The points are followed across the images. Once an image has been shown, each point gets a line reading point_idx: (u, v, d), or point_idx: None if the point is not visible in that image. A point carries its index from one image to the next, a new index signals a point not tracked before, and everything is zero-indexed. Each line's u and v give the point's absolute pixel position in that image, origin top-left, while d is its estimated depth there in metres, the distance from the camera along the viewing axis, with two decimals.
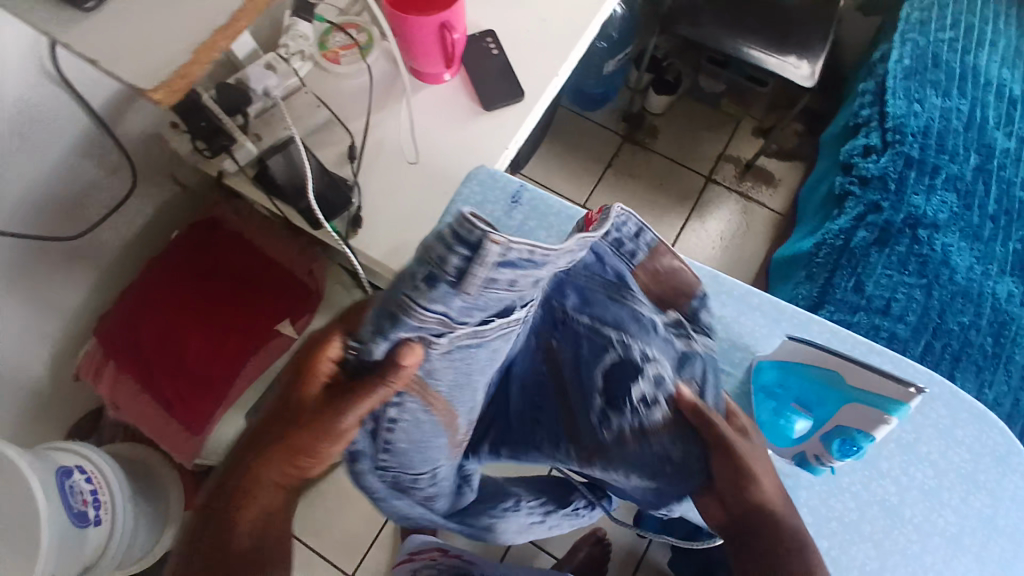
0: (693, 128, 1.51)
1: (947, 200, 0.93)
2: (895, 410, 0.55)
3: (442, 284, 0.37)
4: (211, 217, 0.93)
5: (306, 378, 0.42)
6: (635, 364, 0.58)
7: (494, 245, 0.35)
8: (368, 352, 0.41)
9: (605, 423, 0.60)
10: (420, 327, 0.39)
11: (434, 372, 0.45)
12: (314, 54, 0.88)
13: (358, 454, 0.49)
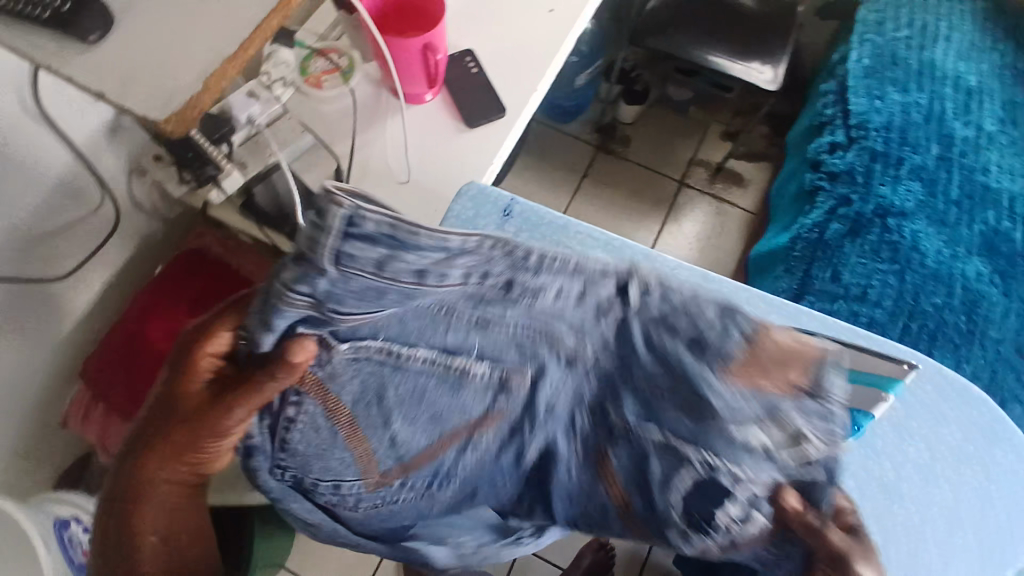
0: (663, 135, 1.55)
1: (912, 189, 0.99)
2: (893, 387, 0.61)
3: (310, 265, 0.33)
4: (196, 248, 0.93)
5: (187, 377, 0.43)
6: (723, 486, 0.46)
7: (342, 212, 0.31)
8: (255, 344, 0.38)
9: (687, 542, 0.50)
10: (299, 315, 0.36)
11: (338, 375, 0.44)
12: (295, 79, 0.89)
13: (258, 460, 0.47)
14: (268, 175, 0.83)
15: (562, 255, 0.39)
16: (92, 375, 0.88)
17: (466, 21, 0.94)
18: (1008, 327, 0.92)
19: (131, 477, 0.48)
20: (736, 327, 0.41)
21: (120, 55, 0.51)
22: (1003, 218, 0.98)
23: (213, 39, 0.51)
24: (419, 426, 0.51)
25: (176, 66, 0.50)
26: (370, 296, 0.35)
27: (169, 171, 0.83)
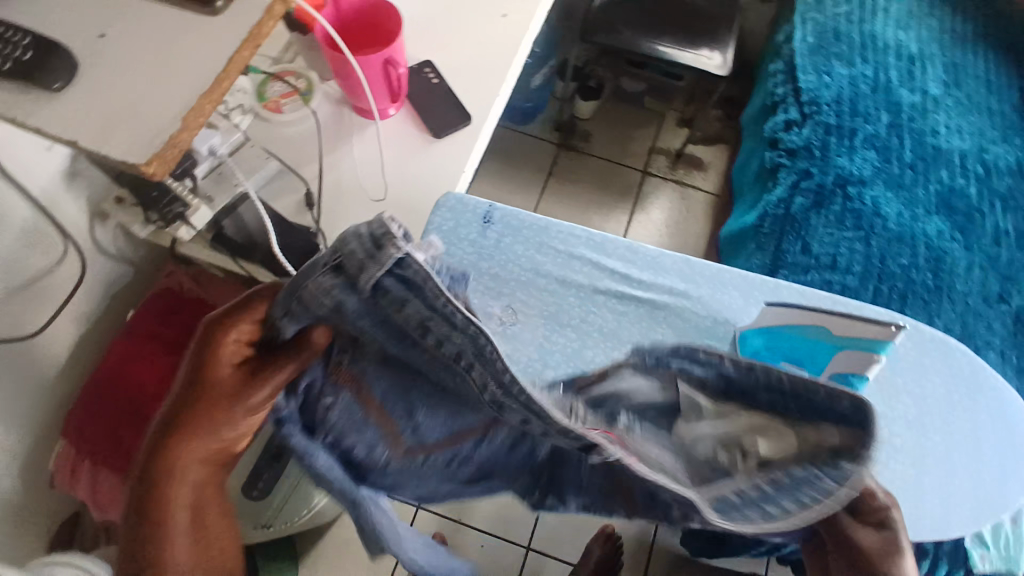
0: (622, 127, 1.58)
1: (868, 157, 1.04)
2: (882, 348, 0.64)
3: (345, 282, 0.37)
4: (169, 288, 0.90)
5: (218, 346, 0.41)
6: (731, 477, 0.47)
7: (397, 250, 0.35)
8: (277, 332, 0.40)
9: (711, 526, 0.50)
10: (317, 317, 0.39)
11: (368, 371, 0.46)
12: (253, 106, 0.87)
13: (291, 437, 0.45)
14: (235, 208, 0.81)
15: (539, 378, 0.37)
16: (75, 432, 0.84)
17: (421, 32, 0.94)
18: (973, 279, 0.97)
19: (155, 462, 0.40)
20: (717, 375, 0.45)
21: (90, 101, 0.50)
22: (956, 177, 1.04)
23: (182, 76, 0.51)
24: (436, 420, 0.49)
25: (149, 106, 0.50)
26: (381, 322, 0.39)
27: (136, 212, 0.82)
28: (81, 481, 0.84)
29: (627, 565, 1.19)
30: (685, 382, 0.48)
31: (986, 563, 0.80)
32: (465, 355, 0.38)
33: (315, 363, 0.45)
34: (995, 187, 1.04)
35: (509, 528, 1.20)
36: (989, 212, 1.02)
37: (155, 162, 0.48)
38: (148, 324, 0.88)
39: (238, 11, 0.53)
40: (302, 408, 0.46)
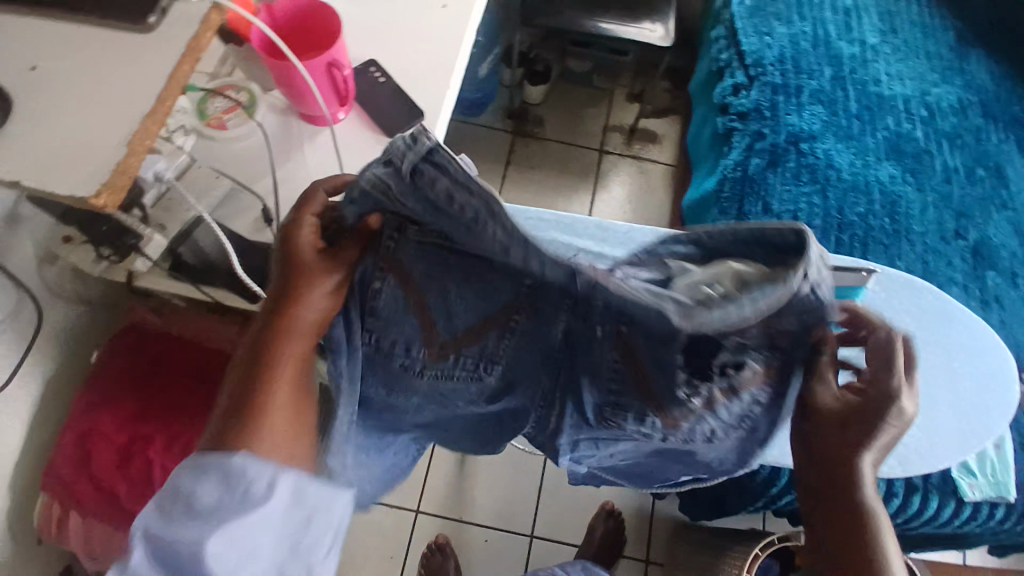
0: (574, 108, 1.58)
1: (816, 112, 1.06)
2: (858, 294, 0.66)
3: (377, 169, 0.42)
4: (132, 325, 0.88)
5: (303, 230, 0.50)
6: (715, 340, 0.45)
7: (426, 134, 0.39)
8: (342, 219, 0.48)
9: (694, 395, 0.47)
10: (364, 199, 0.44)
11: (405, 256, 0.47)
12: (195, 125, 0.84)
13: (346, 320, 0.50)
14: (190, 232, 0.78)
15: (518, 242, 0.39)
16: (56, 485, 0.81)
17: (363, 32, 0.92)
18: (928, 218, 1.01)
19: (266, 331, 0.49)
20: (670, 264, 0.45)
21: (24, 137, 0.47)
22: (902, 122, 1.07)
23: (118, 102, 0.48)
24: (466, 306, 0.48)
25: (91, 136, 0.47)
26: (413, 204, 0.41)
27: (85, 249, 0.77)
28: (74, 534, 0.81)
29: (631, 538, 1.20)
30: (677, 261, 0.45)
31: (976, 491, 0.84)
32: (476, 224, 0.40)
33: (366, 260, 0.49)
34: (939, 128, 1.08)
35: (511, 518, 1.20)
36: (937, 152, 1.06)
37: (104, 194, 0.46)
38: (118, 366, 0.85)
39: (172, 26, 0.51)
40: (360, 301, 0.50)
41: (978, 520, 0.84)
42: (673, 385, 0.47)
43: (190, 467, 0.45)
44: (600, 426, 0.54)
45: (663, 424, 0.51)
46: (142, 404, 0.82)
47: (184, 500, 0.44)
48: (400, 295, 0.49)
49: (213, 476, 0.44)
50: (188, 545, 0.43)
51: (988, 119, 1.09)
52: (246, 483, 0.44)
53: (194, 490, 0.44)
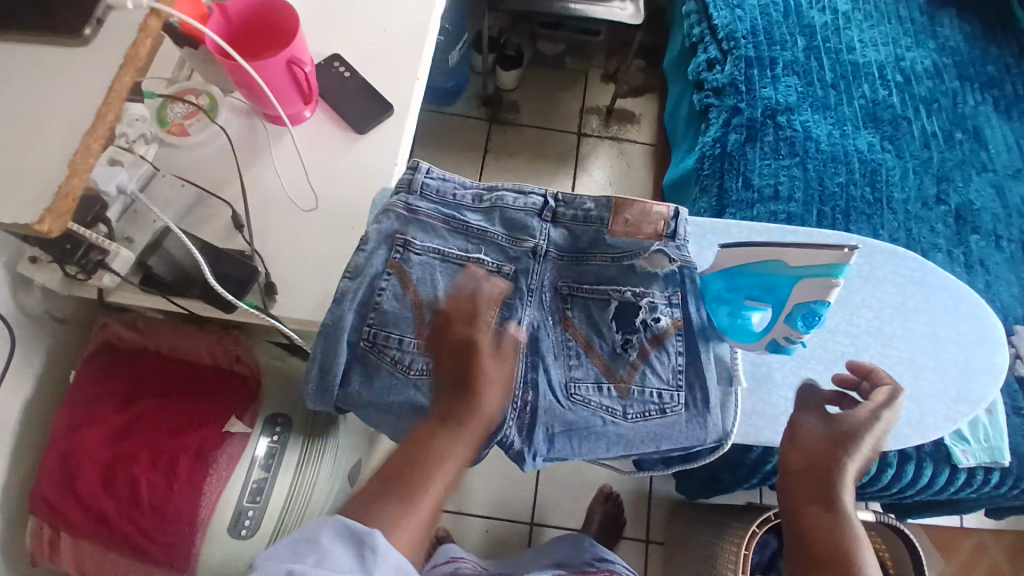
0: (549, 92, 1.56)
1: (791, 84, 1.05)
2: (839, 272, 0.63)
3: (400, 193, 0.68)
4: (105, 341, 0.83)
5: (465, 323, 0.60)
6: (633, 302, 0.68)
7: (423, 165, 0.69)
8: (381, 226, 0.66)
9: (628, 346, 0.68)
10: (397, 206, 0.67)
11: (423, 268, 0.67)
12: (155, 133, 0.81)
13: (359, 304, 0.65)
14: (159, 243, 0.75)
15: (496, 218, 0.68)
16: (42, 509, 0.76)
17: (325, 25, 0.89)
18: (908, 184, 1.00)
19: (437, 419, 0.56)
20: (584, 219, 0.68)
21: None
22: (878, 89, 1.07)
23: (58, 117, 0.46)
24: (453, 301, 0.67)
25: (34, 157, 0.45)
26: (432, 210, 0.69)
27: (52, 269, 0.74)
28: (66, 560, 0.77)
29: (630, 520, 1.21)
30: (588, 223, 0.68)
31: (969, 457, 0.84)
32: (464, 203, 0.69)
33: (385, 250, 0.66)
34: (916, 93, 1.07)
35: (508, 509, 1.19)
36: (914, 118, 1.05)
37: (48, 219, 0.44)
38: (99, 380, 0.79)
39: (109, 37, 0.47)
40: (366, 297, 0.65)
41: (973, 486, 0.85)
42: (611, 340, 0.68)
43: (331, 526, 0.46)
44: (567, 405, 0.66)
45: (616, 390, 0.67)
46: (131, 419, 0.77)
47: (316, 554, 0.44)
48: (400, 293, 0.66)
49: (350, 542, 0.46)
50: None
51: (963, 81, 1.09)
52: (376, 557, 0.45)
53: (328, 549, 0.45)
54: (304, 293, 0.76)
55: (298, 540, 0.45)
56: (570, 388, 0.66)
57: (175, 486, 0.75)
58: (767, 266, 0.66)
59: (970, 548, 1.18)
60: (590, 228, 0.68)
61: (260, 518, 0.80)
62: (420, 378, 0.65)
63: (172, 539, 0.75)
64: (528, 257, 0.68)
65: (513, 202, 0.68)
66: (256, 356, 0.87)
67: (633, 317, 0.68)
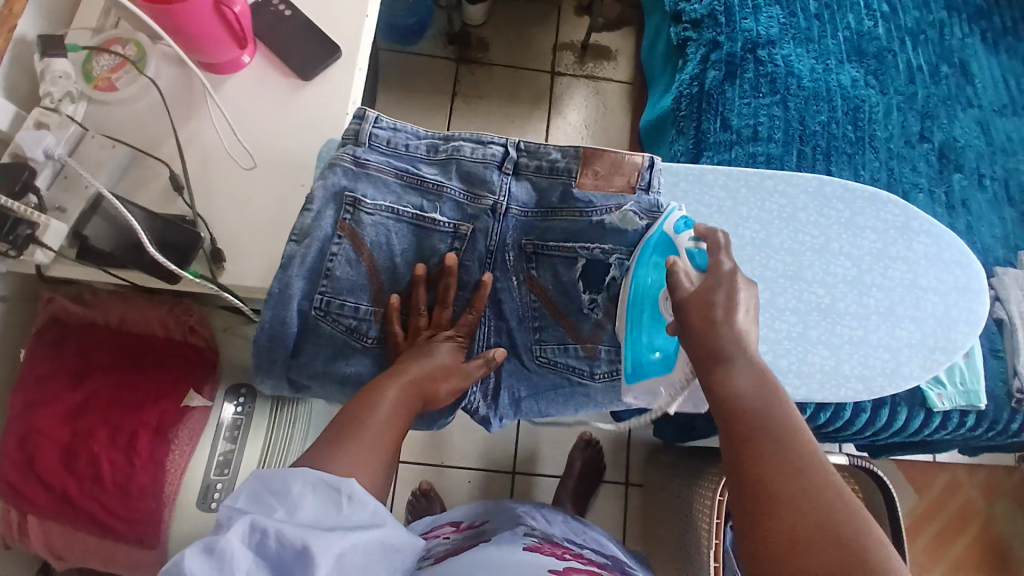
0: (520, 27, 1.45)
1: (772, 15, 0.99)
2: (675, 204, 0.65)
3: (350, 145, 0.64)
4: (51, 315, 0.77)
5: (443, 304, 0.64)
6: (601, 261, 0.66)
7: (370, 111, 0.64)
8: (328, 181, 0.62)
9: (591, 303, 0.67)
10: (343, 159, 0.63)
11: (374, 226, 0.63)
12: (81, 90, 0.72)
13: (307, 270, 0.62)
14: (95, 210, 0.69)
15: (457, 175, 0.65)
16: (3, 493, 0.73)
17: None
18: (893, 122, 0.96)
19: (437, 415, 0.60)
20: (554, 171, 0.65)
21: None
22: (863, 20, 1.01)
23: None
24: (406, 262, 0.65)
25: None
26: (383, 163, 0.64)
27: None
28: (35, 540, 0.75)
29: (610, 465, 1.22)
30: (559, 175, 0.65)
31: (944, 400, 0.84)
32: (420, 153, 0.65)
33: (333, 212, 0.62)
34: (901, 24, 1.01)
35: (490, 460, 1.19)
36: (899, 50, 1.00)
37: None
38: (47, 358, 0.75)
39: None
40: (316, 262, 0.62)
41: (947, 428, 0.85)
42: (577, 302, 0.67)
43: (300, 477, 0.46)
44: (535, 366, 0.69)
45: (583, 350, 0.68)
46: (85, 398, 0.74)
47: (288, 504, 0.45)
48: (354, 258, 0.63)
49: (323, 491, 0.46)
50: (294, 538, 0.43)
51: (948, 13, 1.03)
52: (353, 505, 0.47)
53: (300, 498, 0.45)
54: (254, 258, 0.72)
55: (265, 491, 0.46)
56: (535, 349, 0.68)
57: (136, 464, 0.72)
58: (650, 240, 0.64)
59: (943, 482, 1.22)
60: (556, 181, 0.65)
61: (231, 489, 0.75)
62: (377, 346, 0.65)
63: (140, 516, 0.72)
64: (488, 215, 0.64)
65: (472, 152, 0.65)
66: (211, 326, 0.81)
67: (600, 275, 0.67)
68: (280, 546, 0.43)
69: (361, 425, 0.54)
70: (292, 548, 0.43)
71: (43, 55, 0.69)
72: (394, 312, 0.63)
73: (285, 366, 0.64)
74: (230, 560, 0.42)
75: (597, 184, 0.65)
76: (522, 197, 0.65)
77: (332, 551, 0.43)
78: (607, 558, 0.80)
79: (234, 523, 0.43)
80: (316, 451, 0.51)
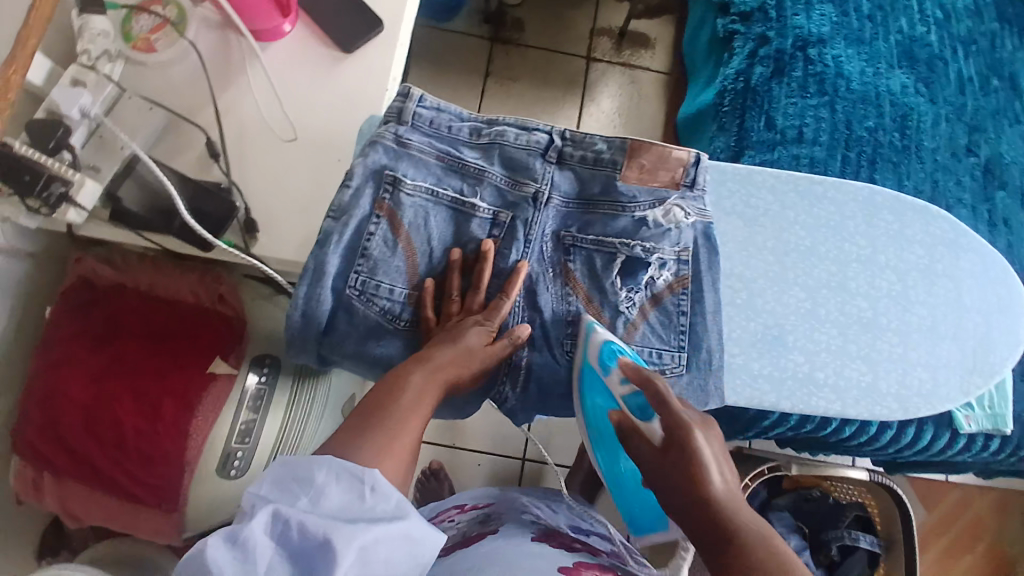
0: (557, 9, 1.42)
1: (825, 13, 0.95)
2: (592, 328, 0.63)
3: (392, 123, 0.63)
4: (81, 276, 0.78)
5: (476, 289, 0.63)
6: (640, 259, 0.65)
7: (415, 91, 0.63)
8: (368, 159, 0.62)
9: (625, 302, 0.66)
10: (385, 138, 0.62)
11: (413, 207, 0.63)
12: (119, 49, 0.71)
13: (343, 247, 0.61)
14: (130, 170, 0.69)
15: (500, 161, 0.64)
16: (25, 451, 0.74)
17: None
18: (940, 133, 0.93)
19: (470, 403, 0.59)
20: (598, 163, 0.64)
21: None
22: (916, 25, 0.97)
23: None
24: (442, 246, 0.64)
25: None
26: (426, 144, 0.63)
27: (15, 202, 0.65)
28: (54, 501, 0.76)
29: None
30: (604, 168, 0.64)
31: (971, 423, 0.83)
32: (463, 136, 0.64)
33: (372, 191, 0.62)
34: (954, 33, 0.98)
35: (502, 446, 1.19)
36: (951, 59, 0.96)
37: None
38: (75, 320, 0.76)
39: None
40: (352, 239, 0.62)
41: (971, 451, 0.84)
42: (612, 299, 0.65)
43: (325, 464, 0.46)
44: (566, 361, 0.66)
45: None
46: (112, 361, 0.74)
47: (312, 492, 0.44)
48: (391, 239, 0.63)
49: (346, 481, 0.46)
50: (316, 530, 0.42)
51: (1004, 22, 0.99)
52: (376, 497, 0.46)
53: (324, 487, 0.45)
54: (288, 232, 0.71)
55: (290, 478, 0.45)
56: (568, 344, 0.66)
57: (160, 430, 0.72)
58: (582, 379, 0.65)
59: (954, 500, 1.21)
60: (599, 173, 0.64)
61: (249, 459, 0.76)
62: (409, 329, 0.64)
63: (161, 482, 0.73)
64: (529, 203, 0.63)
65: (515, 139, 0.64)
66: (239, 296, 0.82)
67: (638, 273, 0.66)
68: (302, 538, 0.42)
69: (393, 413, 0.53)
70: (314, 540, 0.42)
71: (82, 12, 0.68)
72: (428, 297, 0.63)
73: (317, 343, 0.63)
74: (253, 551, 0.41)
75: (642, 179, 0.63)
76: (566, 187, 0.64)
77: (355, 543, 0.42)
78: (613, 543, 0.80)
79: (257, 513, 0.43)
80: (348, 437, 0.51)
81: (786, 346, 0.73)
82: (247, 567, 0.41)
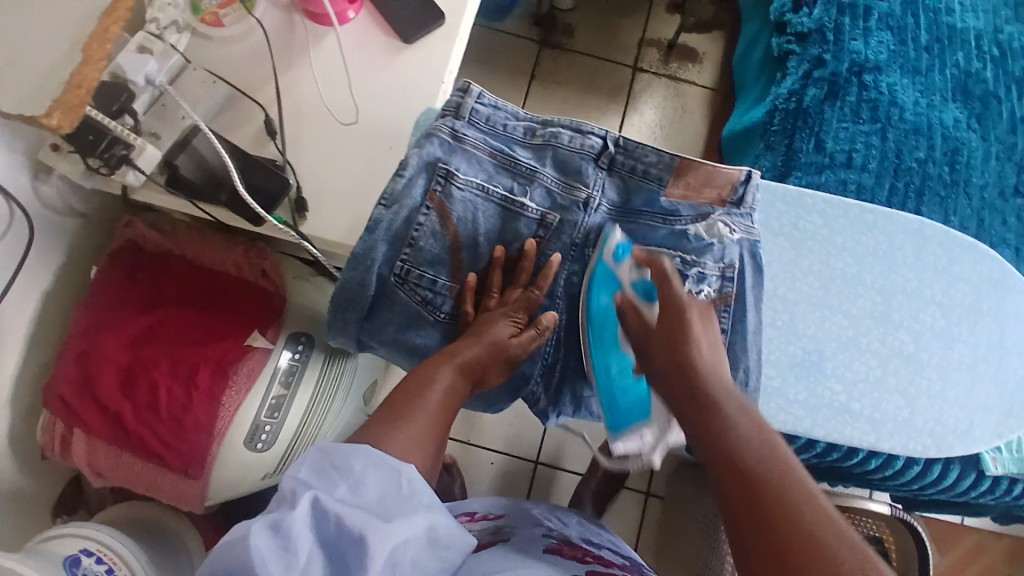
0: (608, 18, 1.43)
1: (883, 39, 0.94)
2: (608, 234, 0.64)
3: (449, 117, 0.64)
4: (131, 240, 0.81)
5: (515, 286, 0.64)
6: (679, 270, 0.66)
7: (474, 87, 0.64)
8: (424, 150, 0.62)
9: None
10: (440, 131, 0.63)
11: (463, 202, 0.63)
12: (187, 20, 0.73)
13: (392, 235, 0.62)
14: (187, 142, 0.70)
15: (552, 163, 0.64)
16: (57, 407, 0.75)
17: None
18: (990, 169, 0.92)
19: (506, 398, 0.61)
20: (647, 176, 0.64)
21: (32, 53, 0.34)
22: (973, 59, 0.96)
23: None
24: (488, 242, 0.65)
25: None
26: (481, 140, 0.64)
27: (74, 160, 0.68)
28: (80, 458, 0.77)
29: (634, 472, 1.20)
30: (651, 179, 0.64)
31: (998, 465, 0.81)
32: (518, 134, 0.65)
33: (424, 181, 0.62)
34: (1010, 71, 0.96)
35: (516, 447, 1.19)
36: (1005, 97, 0.95)
37: (56, 112, 0.47)
38: (122, 282, 0.78)
39: None
40: (401, 227, 0.63)
41: (995, 495, 0.82)
42: None
43: (364, 454, 0.46)
44: None
45: None
46: (153, 325, 0.76)
47: (351, 481, 0.45)
48: (438, 231, 0.63)
49: (383, 471, 0.46)
50: (354, 522, 0.42)
51: None
52: (412, 489, 0.46)
53: (362, 476, 0.45)
54: (337, 214, 0.72)
55: (328, 465, 0.45)
56: None
57: (193, 397, 0.73)
58: (594, 274, 0.65)
59: (968, 545, 1.19)
60: (644, 185, 0.64)
61: (276, 434, 0.78)
62: (448, 321, 0.66)
63: (189, 449, 0.74)
64: (578, 207, 0.64)
65: (569, 141, 0.63)
66: (281, 273, 0.84)
67: None
68: (339, 529, 0.42)
69: (433, 399, 0.54)
70: (351, 531, 0.42)
71: None
72: (469, 291, 0.64)
73: (358, 326, 0.65)
74: (294, 539, 0.40)
75: (685, 191, 0.63)
76: (613, 195, 0.65)
77: (389, 537, 0.42)
78: (625, 559, 0.78)
79: (298, 499, 0.42)
80: (388, 418, 0.52)
81: (822, 372, 0.72)
82: (287, 557, 0.40)
